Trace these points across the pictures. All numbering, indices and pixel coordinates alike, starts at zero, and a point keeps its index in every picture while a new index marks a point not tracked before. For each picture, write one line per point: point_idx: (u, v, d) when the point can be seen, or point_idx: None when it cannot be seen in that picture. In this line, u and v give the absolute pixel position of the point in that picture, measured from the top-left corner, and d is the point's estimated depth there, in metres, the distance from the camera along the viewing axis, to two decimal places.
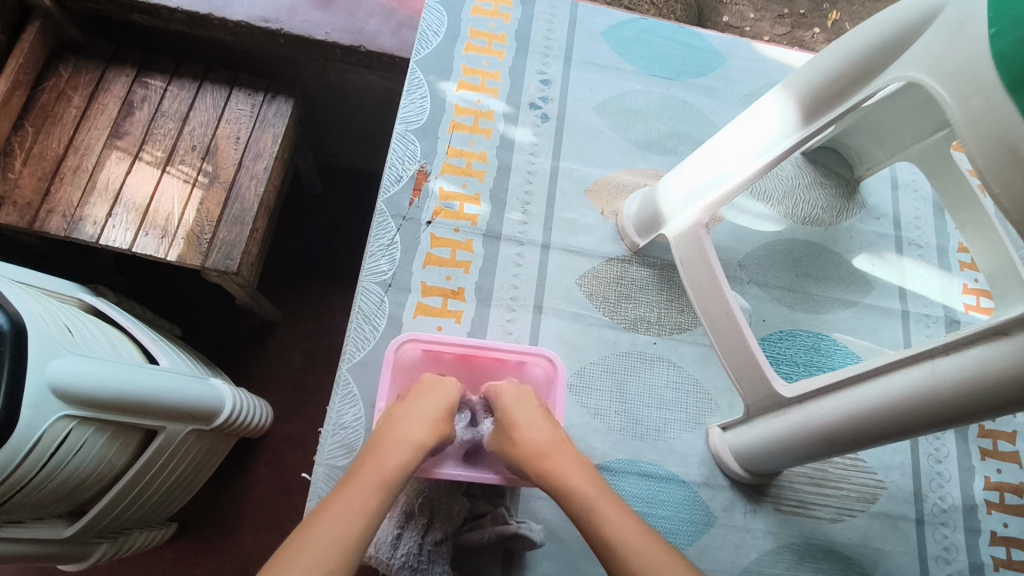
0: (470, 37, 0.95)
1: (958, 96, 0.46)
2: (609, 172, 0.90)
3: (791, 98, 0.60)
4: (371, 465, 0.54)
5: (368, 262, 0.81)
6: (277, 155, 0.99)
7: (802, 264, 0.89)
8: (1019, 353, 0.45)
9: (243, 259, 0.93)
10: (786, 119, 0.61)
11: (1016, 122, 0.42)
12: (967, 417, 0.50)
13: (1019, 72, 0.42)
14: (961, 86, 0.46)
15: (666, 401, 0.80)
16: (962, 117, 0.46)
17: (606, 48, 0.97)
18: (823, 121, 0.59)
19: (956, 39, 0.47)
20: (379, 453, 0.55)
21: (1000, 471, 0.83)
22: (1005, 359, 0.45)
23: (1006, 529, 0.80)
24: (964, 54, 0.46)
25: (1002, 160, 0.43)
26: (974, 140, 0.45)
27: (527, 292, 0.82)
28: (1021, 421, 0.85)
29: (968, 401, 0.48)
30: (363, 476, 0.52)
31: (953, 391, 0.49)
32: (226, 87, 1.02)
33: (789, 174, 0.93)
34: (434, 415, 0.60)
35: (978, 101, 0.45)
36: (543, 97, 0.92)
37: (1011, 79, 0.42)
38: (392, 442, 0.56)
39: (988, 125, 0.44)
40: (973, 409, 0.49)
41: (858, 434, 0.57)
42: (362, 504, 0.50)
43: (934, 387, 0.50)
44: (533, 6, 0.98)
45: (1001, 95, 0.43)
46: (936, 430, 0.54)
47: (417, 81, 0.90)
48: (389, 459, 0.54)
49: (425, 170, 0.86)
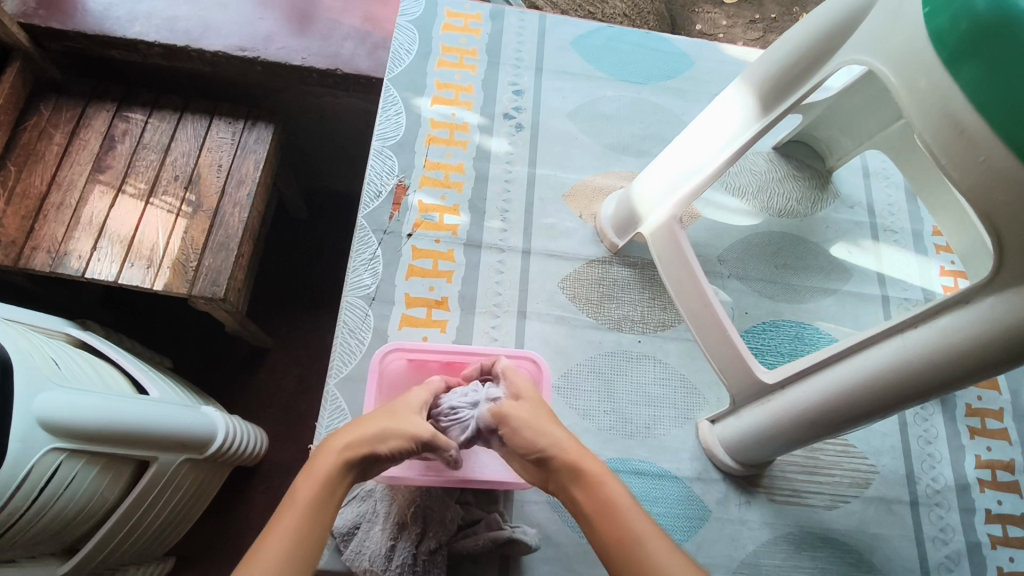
0: (442, 53, 0.96)
1: (903, 76, 0.48)
2: (586, 176, 0.92)
3: (750, 89, 0.62)
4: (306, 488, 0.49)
5: (351, 277, 0.81)
6: (260, 180, 1.00)
7: (781, 256, 0.90)
8: (981, 322, 0.46)
9: (230, 284, 0.93)
10: (747, 111, 0.63)
11: (958, 96, 0.44)
12: (940, 387, 0.50)
13: (955, 47, 0.44)
14: (905, 68, 0.47)
15: (654, 398, 0.81)
16: (907, 95, 0.47)
17: (576, 57, 0.99)
18: (781, 110, 0.60)
19: (892, 27, 0.49)
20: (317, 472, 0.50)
21: (990, 449, 0.83)
22: (968, 326, 0.46)
23: (1000, 506, 0.80)
24: (904, 36, 0.48)
25: (946, 133, 0.45)
26: (920, 117, 0.47)
27: (510, 298, 0.83)
28: (1006, 398, 0.86)
29: (938, 370, 0.49)
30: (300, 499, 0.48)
31: (925, 362, 0.49)
32: (206, 117, 1.03)
33: (762, 168, 0.95)
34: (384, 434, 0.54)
35: (920, 77, 0.46)
36: (517, 107, 0.94)
37: (948, 54, 0.44)
38: (325, 461, 0.50)
39: (931, 101, 0.46)
40: (946, 379, 0.49)
41: (838, 415, 0.58)
42: (299, 532, 0.46)
43: (906, 361, 0.51)
44: (502, 21, 1.00)
45: (941, 70, 0.45)
46: (916, 403, 0.54)
47: (392, 98, 0.91)
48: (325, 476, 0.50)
49: (404, 184, 0.87)
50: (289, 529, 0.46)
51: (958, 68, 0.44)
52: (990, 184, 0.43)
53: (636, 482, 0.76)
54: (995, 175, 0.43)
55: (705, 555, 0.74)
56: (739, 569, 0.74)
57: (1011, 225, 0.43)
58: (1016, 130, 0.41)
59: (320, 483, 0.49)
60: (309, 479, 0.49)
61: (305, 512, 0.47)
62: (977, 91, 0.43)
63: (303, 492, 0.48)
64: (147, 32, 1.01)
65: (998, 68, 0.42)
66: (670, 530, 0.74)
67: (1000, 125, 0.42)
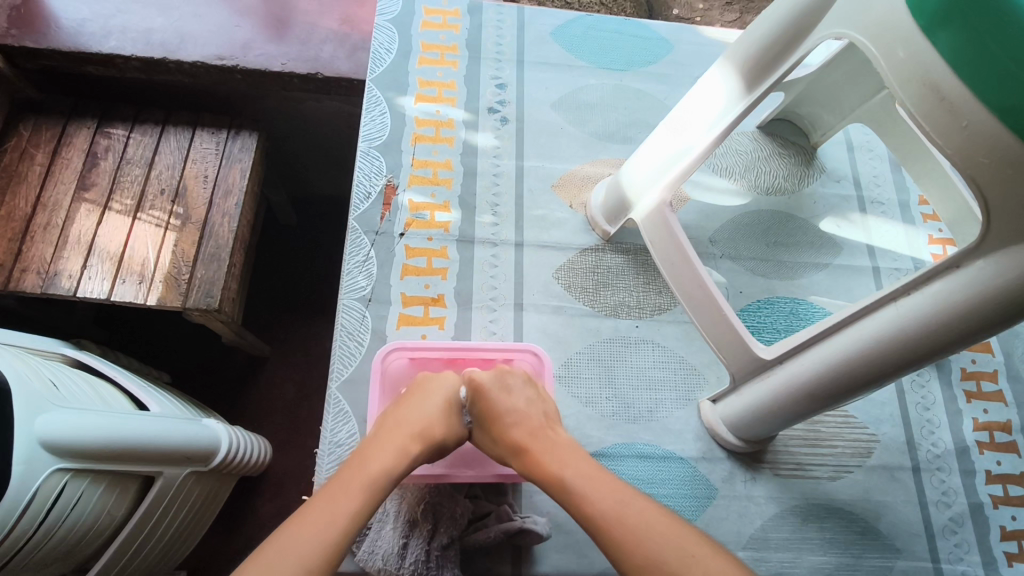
0: (423, 50, 0.95)
1: (882, 48, 0.48)
2: (574, 166, 0.91)
3: (732, 70, 0.62)
4: (355, 467, 0.55)
5: (345, 279, 0.81)
6: (247, 189, 1.00)
7: (771, 234, 0.91)
8: (972, 288, 0.46)
9: (224, 295, 0.93)
10: (732, 91, 0.63)
11: (938, 63, 0.44)
12: (936, 351, 0.51)
13: (933, 15, 0.44)
14: (884, 39, 0.48)
15: (655, 382, 0.81)
16: (889, 66, 0.48)
17: (555, 47, 0.99)
18: (763, 88, 0.61)
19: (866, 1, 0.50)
20: (372, 455, 0.56)
21: (987, 411, 0.85)
22: (960, 292, 0.47)
23: (1000, 467, 0.82)
24: (883, 7, 0.48)
25: (928, 99, 0.46)
26: (902, 88, 0.47)
27: (505, 291, 0.83)
28: (999, 361, 0.89)
29: (934, 335, 0.50)
30: (348, 478, 0.54)
31: (919, 330, 0.50)
32: (189, 129, 1.03)
33: (748, 148, 0.96)
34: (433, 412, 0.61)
35: (897, 48, 0.47)
36: (500, 101, 0.93)
37: (926, 23, 0.45)
38: (387, 448, 0.57)
39: (911, 70, 0.46)
40: (941, 344, 0.50)
41: (838, 386, 0.59)
42: (352, 509, 0.51)
43: (899, 328, 0.51)
44: (480, 14, 0.99)
45: (922, 39, 0.45)
46: (912, 369, 0.55)
47: (375, 98, 0.91)
48: (377, 468, 0.55)
49: (392, 184, 0.86)
50: (338, 508, 0.51)
51: (937, 36, 0.44)
52: (975, 148, 0.44)
53: (642, 465, 0.77)
54: (983, 140, 0.43)
55: (714, 532, 0.75)
56: (748, 544, 0.74)
57: (997, 192, 0.43)
58: (997, 97, 0.42)
59: (369, 469, 0.55)
60: (370, 460, 0.55)
61: (340, 504, 0.51)
62: (958, 57, 0.43)
63: (364, 471, 0.54)
64: (124, 46, 1.01)
65: (979, 35, 0.42)
66: (678, 510, 0.75)
67: (982, 90, 0.43)
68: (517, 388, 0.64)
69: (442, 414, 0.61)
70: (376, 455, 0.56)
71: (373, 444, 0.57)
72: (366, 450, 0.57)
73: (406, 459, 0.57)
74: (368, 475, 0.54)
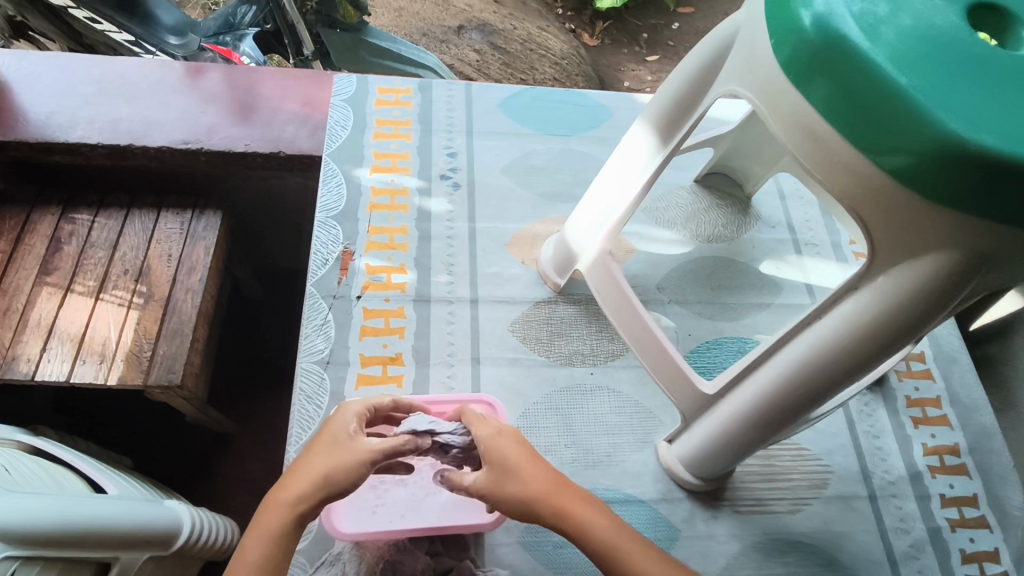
0: (377, 126, 1.01)
1: (764, 99, 0.51)
2: (524, 225, 0.96)
3: (648, 127, 0.68)
4: (272, 510, 0.55)
5: (304, 343, 0.83)
6: (211, 265, 1.02)
7: (715, 278, 0.96)
8: (875, 302, 0.49)
9: (186, 370, 0.94)
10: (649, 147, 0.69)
11: (813, 112, 0.47)
12: (867, 361, 0.53)
13: (802, 68, 0.47)
14: (763, 91, 0.51)
15: (612, 427, 0.83)
16: (771, 114, 0.51)
17: (502, 117, 1.05)
18: (675, 143, 0.66)
19: (748, 54, 0.53)
20: (283, 496, 0.56)
21: (934, 436, 0.89)
22: (866, 307, 0.50)
23: (953, 489, 0.85)
24: (759, 62, 0.51)
25: (808, 143, 0.48)
26: (785, 133, 0.50)
27: (462, 347, 0.85)
28: (941, 387, 0.93)
29: (856, 348, 0.52)
30: (263, 524, 0.55)
31: (841, 347, 0.52)
32: (154, 210, 1.06)
33: (687, 200, 1.02)
34: (336, 456, 0.56)
35: (775, 95, 0.50)
36: (452, 168, 0.98)
37: (796, 75, 0.47)
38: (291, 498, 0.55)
39: (792, 117, 0.49)
40: (868, 354, 0.52)
41: (787, 406, 0.60)
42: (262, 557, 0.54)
43: (822, 349, 0.54)
44: (430, 91, 1.06)
45: (795, 89, 0.48)
46: (854, 379, 0.56)
47: (332, 171, 0.95)
48: (287, 516, 0.55)
49: (349, 251, 0.89)
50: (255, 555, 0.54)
51: (809, 86, 0.47)
52: (854, 182, 0.47)
53: None
54: (861, 180, 0.46)
55: None
56: None
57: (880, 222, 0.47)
58: (868, 139, 0.44)
59: (286, 514, 0.55)
60: (281, 504, 0.55)
61: (259, 558, 0.54)
62: (828, 105, 0.46)
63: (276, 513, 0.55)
64: (90, 135, 1.05)
65: (843, 83, 0.45)
66: None
67: (852, 135, 0.45)
68: (501, 441, 0.59)
69: (338, 455, 0.56)
70: (282, 497, 0.56)
71: (284, 487, 0.56)
72: (278, 491, 0.56)
73: (307, 507, 0.55)
74: (277, 522, 0.55)
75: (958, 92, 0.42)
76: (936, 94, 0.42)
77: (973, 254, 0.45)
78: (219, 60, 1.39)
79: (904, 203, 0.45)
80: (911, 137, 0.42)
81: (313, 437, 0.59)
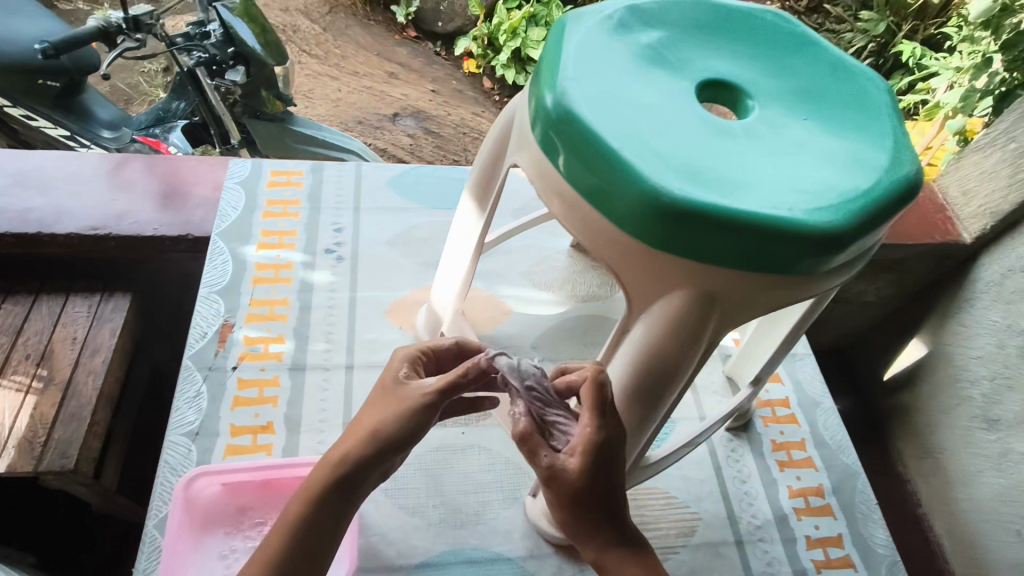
0: (267, 206, 1.07)
1: (535, 170, 0.55)
2: (404, 293, 1.00)
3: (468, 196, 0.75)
4: (309, 480, 0.51)
5: (174, 416, 0.83)
6: (118, 346, 1.04)
7: (589, 335, 1.01)
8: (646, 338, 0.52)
9: (82, 454, 0.93)
10: (473, 218, 0.75)
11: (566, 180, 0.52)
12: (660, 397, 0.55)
13: (551, 141, 0.52)
14: (533, 163, 0.56)
15: (481, 485, 0.84)
16: (539, 181, 0.55)
17: (390, 194, 1.12)
18: (490, 211, 0.73)
19: (518, 120, 0.59)
20: (321, 465, 0.51)
21: (799, 478, 0.92)
22: (640, 343, 0.53)
23: (818, 531, 0.87)
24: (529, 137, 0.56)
25: (567, 206, 0.53)
26: (551, 200, 0.54)
27: (335, 413, 0.87)
28: (806, 430, 0.97)
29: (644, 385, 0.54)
30: (295, 501, 0.50)
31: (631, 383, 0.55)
32: (63, 295, 1.08)
33: (563, 264, 1.09)
34: (383, 417, 0.50)
35: (533, 155, 0.55)
36: (338, 243, 1.04)
37: (548, 146, 0.52)
38: (327, 469, 0.50)
39: (554, 185, 0.53)
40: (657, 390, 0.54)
41: (609, 447, 0.62)
42: (288, 543, 0.50)
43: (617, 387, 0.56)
44: (322, 172, 1.13)
45: (551, 160, 0.53)
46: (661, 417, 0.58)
47: (219, 250, 1.00)
48: (314, 490, 0.50)
49: (229, 323, 0.93)
50: (280, 536, 0.50)
51: (559, 157, 0.52)
52: (594, 230, 0.51)
53: (469, 570, 0.77)
54: (612, 237, 0.50)
55: None
56: None
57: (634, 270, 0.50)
58: (607, 201, 0.49)
59: (316, 487, 0.50)
60: (316, 477, 0.50)
61: (283, 543, 0.50)
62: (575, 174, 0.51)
63: (307, 485, 0.50)
64: None
65: (581, 153, 0.49)
66: None
67: (596, 197, 0.50)
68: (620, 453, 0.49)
69: (399, 412, 0.50)
70: (321, 465, 0.50)
71: (319, 465, 0.51)
72: (315, 466, 0.51)
73: (335, 482, 0.50)
74: (306, 498, 0.50)
75: (658, 148, 0.47)
76: (653, 156, 0.47)
77: (696, 288, 0.49)
78: (146, 149, 1.44)
79: (631, 247, 0.50)
80: (620, 188, 0.47)
81: (375, 392, 0.54)
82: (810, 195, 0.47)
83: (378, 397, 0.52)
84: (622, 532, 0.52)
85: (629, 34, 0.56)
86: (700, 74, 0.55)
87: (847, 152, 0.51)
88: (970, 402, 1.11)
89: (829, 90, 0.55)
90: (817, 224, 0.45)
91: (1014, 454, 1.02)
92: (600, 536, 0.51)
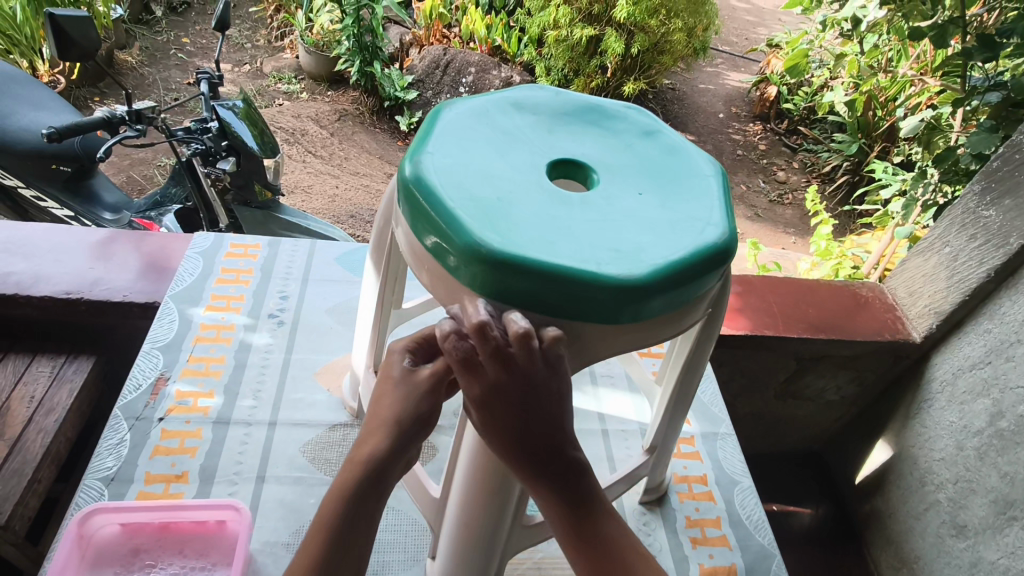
0: (221, 273, 1.15)
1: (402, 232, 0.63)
2: (337, 357, 1.06)
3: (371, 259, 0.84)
4: (349, 463, 0.61)
5: (94, 462, 0.87)
6: (72, 407, 1.08)
7: None
8: None
9: (15, 510, 0.95)
10: (373, 273, 0.85)
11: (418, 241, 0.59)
12: None
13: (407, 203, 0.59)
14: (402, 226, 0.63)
15: (384, 544, 0.85)
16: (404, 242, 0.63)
17: (339, 268, 1.21)
18: (383, 270, 0.81)
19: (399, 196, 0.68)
20: (357, 452, 0.62)
21: (712, 556, 0.91)
22: None
23: None
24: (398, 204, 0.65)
25: (420, 258, 0.60)
26: (411, 257, 0.62)
27: (250, 467, 0.90)
28: (722, 507, 0.97)
29: None
30: (340, 482, 0.61)
31: None
32: (29, 355, 1.14)
33: None
34: (397, 398, 0.62)
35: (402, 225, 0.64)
36: (281, 309, 1.11)
37: (405, 208, 0.60)
38: (364, 450, 0.61)
39: (412, 244, 0.61)
40: None
41: (490, 476, 0.66)
42: (341, 517, 0.59)
43: None
44: (278, 247, 1.23)
45: (408, 222, 0.60)
46: None
47: (168, 310, 1.07)
48: (356, 467, 0.60)
49: (164, 377, 0.98)
50: (332, 512, 0.59)
51: (412, 218, 0.59)
52: (439, 279, 0.58)
53: None
54: (451, 287, 0.57)
55: None
56: None
57: None
58: (443, 254, 0.56)
59: (357, 465, 0.61)
60: (355, 459, 0.61)
61: (331, 516, 0.59)
62: (421, 232, 0.58)
63: (351, 466, 0.61)
64: None
65: (424, 213, 0.57)
66: None
67: (437, 252, 0.57)
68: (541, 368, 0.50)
69: (406, 395, 0.62)
70: (359, 451, 0.62)
71: (358, 451, 0.62)
72: (355, 452, 0.62)
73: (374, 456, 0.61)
74: (349, 477, 0.60)
75: (489, 211, 0.55)
76: (484, 217, 0.54)
77: None
78: (135, 226, 1.55)
79: (468, 295, 0.56)
80: (451, 242, 0.54)
81: (377, 387, 0.65)
82: (620, 255, 0.54)
83: (380, 390, 0.65)
84: (555, 462, 0.55)
85: (493, 122, 0.66)
86: (552, 155, 0.64)
87: (664, 221, 0.59)
88: (938, 506, 1.08)
89: (662, 174, 0.65)
90: (619, 277, 0.52)
91: (984, 563, 0.96)
92: (532, 464, 0.55)
